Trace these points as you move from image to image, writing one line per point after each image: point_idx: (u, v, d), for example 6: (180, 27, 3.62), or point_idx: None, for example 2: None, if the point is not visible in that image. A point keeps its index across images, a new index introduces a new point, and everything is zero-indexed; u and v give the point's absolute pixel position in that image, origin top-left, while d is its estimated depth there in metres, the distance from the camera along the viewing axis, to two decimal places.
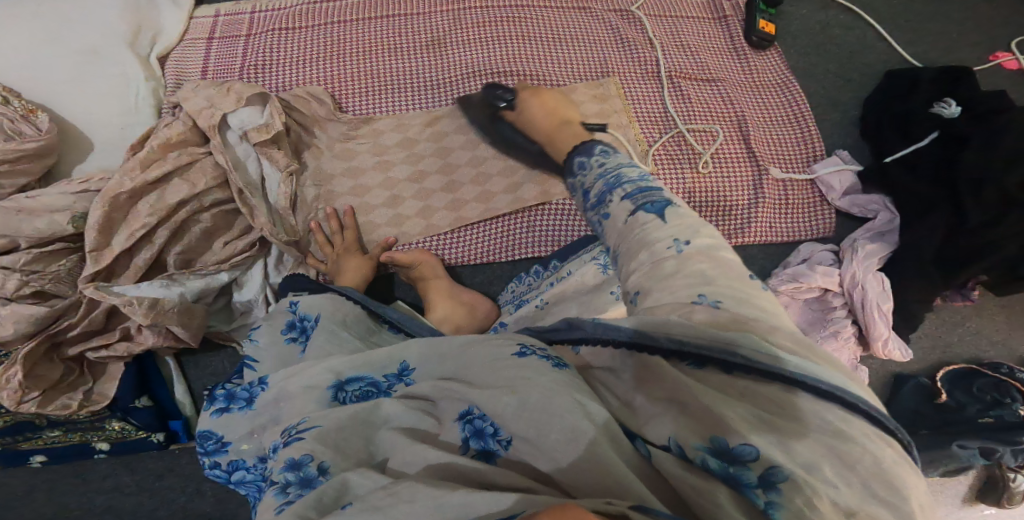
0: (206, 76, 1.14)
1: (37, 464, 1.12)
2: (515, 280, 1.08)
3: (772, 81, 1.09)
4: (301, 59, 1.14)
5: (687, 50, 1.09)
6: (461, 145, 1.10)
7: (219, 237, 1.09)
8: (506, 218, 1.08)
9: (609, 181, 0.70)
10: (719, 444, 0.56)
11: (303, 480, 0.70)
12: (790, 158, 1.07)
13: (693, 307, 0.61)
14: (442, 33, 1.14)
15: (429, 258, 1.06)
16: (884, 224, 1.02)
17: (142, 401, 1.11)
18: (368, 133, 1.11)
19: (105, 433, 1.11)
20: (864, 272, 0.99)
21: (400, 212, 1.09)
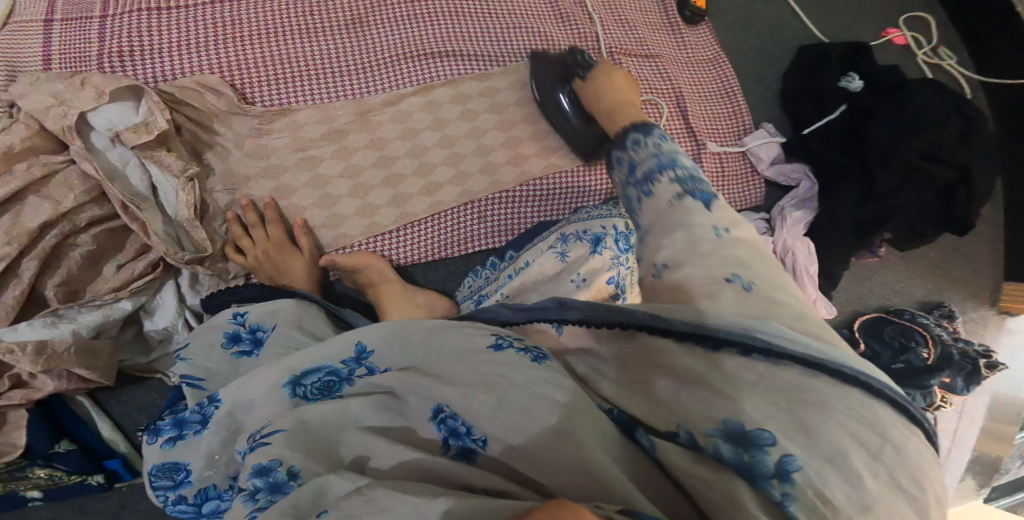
0: (50, 67, 0.92)
1: None
2: (471, 274, 1.07)
3: (704, 57, 1.16)
4: (182, 41, 0.94)
5: (625, 25, 1.11)
6: (399, 135, 1.02)
7: (108, 262, 0.94)
8: (457, 210, 1.05)
9: (660, 161, 0.71)
10: (734, 426, 0.56)
11: (272, 486, 0.70)
12: (722, 132, 1.13)
13: (725, 285, 0.62)
14: (362, 8, 1.02)
15: (377, 260, 1.00)
16: (806, 191, 1.12)
17: (62, 445, 1.00)
18: (288, 126, 0.98)
19: (31, 482, 1.01)
20: (794, 239, 1.09)
21: (337, 211, 1.00)
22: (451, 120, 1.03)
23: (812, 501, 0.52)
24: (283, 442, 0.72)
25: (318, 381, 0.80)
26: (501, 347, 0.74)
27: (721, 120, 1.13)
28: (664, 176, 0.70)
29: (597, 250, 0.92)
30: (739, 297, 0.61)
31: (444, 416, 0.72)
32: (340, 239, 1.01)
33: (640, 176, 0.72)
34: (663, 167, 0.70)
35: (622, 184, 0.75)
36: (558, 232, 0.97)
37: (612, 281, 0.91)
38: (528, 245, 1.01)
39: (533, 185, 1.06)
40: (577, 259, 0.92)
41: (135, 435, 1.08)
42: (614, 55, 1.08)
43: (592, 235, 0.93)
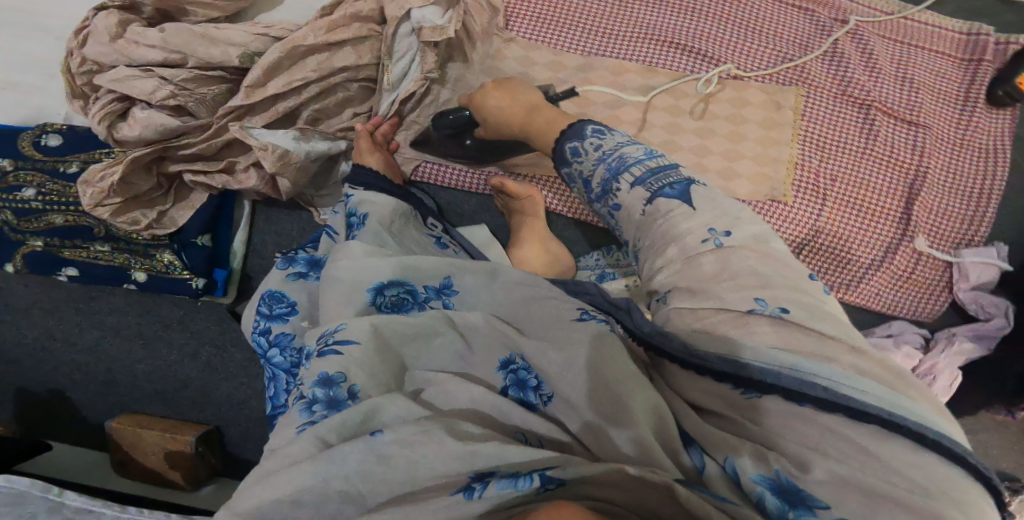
0: None
1: (66, 276, 1.11)
2: (603, 249, 1.08)
3: (979, 147, 1.04)
4: None
5: (904, 85, 1.03)
6: (605, 103, 1.06)
7: (351, 107, 1.09)
8: None
9: (610, 167, 0.74)
10: (784, 482, 0.54)
11: (330, 400, 0.68)
12: (945, 233, 1.04)
13: (750, 316, 0.60)
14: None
15: (536, 195, 1.04)
16: (992, 329, 1.02)
17: (203, 239, 1.09)
18: (520, 59, 1.07)
19: (149, 264, 1.09)
20: (946, 366, 1.01)
21: (519, 143, 1.08)
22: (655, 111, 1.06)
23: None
24: (357, 354, 0.70)
25: (395, 297, 0.78)
26: (586, 319, 0.68)
27: (950, 223, 1.04)
28: (625, 182, 0.72)
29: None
30: (770, 327, 0.59)
31: (517, 366, 0.70)
32: (506, 165, 1.08)
33: (601, 191, 0.75)
34: (619, 174, 0.73)
35: (586, 198, 0.79)
36: None
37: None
38: None
39: None
40: None
41: (250, 259, 1.15)
42: (867, 110, 1.04)
43: None
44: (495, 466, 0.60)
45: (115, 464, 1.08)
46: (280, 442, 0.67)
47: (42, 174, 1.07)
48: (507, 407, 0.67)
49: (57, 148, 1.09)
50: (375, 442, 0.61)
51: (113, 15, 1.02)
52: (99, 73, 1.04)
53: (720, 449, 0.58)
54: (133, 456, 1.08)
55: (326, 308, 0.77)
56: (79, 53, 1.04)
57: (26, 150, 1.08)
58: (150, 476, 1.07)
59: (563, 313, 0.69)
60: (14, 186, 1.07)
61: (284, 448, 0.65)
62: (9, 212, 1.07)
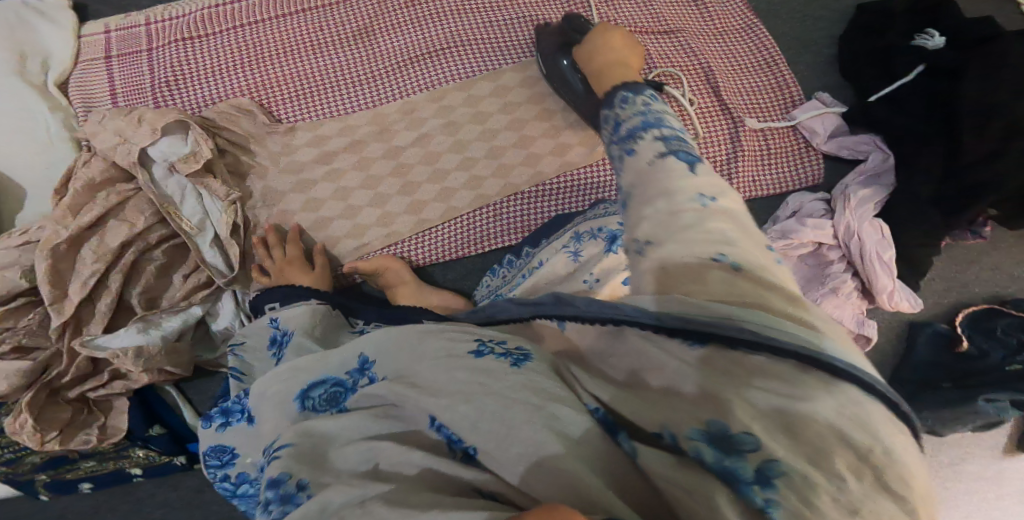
0: (117, 102, 1.05)
1: (86, 489, 1.22)
2: (488, 273, 1.04)
3: (735, 25, 1.11)
4: (218, 71, 1.06)
5: (641, 4, 1.09)
6: (411, 143, 1.05)
7: (177, 271, 1.08)
8: (472, 215, 1.04)
9: (644, 118, 0.72)
10: (718, 429, 0.53)
11: (281, 496, 0.60)
12: (765, 108, 1.08)
13: (712, 265, 0.59)
14: (364, 22, 1.08)
15: (394, 262, 1.00)
16: (877, 165, 1.03)
17: (155, 429, 1.17)
18: (312, 141, 1.05)
19: (133, 460, 1.19)
20: (859, 219, 0.99)
21: (359, 221, 1.04)
22: (462, 125, 1.05)
23: (796, 508, 0.49)
24: (293, 454, 0.63)
25: (326, 393, 0.73)
26: (483, 353, 0.66)
27: (761, 95, 1.07)
28: (650, 136, 0.70)
29: (612, 248, 0.90)
30: (728, 277, 0.58)
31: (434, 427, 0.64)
32: (361, 247, 1.03)
33: (623, 134, 0.72)
34: (650, 127, 0.71)
35: (609, 148, 0.76)
36: (572, 230, 0.96)
37: (629, 281, 0.88)
38: (544, 242, 0.98)
39: (547, 185, 1.04)
40: (591, 259, 0.91)
41: None
42: (631, 36, 1.06)
43: (609, 233, 0.92)
44: None
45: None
46: None
47: None
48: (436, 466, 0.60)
49: None
50: None
51: None
52: None
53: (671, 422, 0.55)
54: None
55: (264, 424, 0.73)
56: None
57: None
58: None
59: (455, 364, 0.65)
60: None
61: None
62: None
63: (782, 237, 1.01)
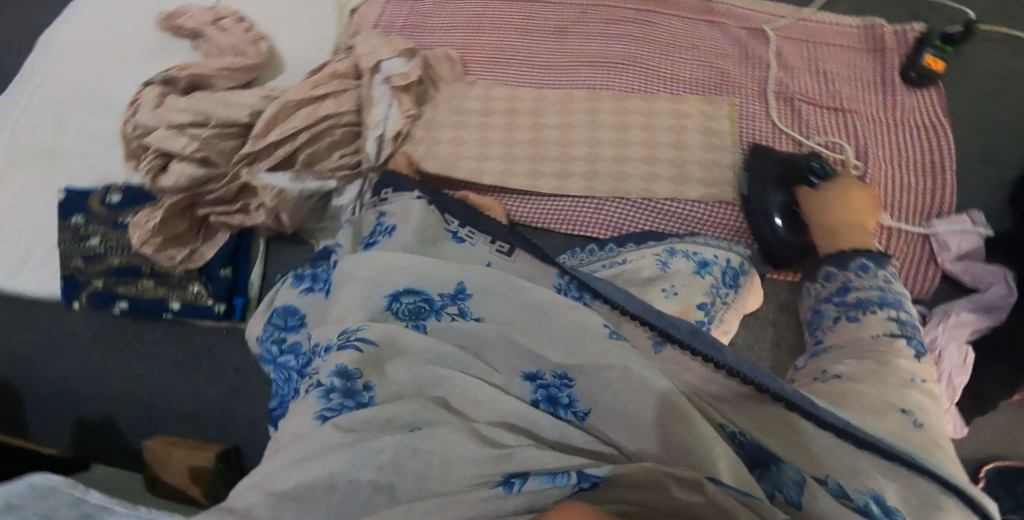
0: (376, 28, 1.35)
1: (118, 310, 1.32)
2: (570, 251, 1.15)
3: (918, 121, 1.11)
4: (449, 24, 1.31)
5: (825, 79, 1.15)
6: (557, 125, 1.18)
7: (339, 149, 1.22)
8: (577, 201, 1.16)
9: (882, 297, 0.90)
10: (876, 497, 0.68)
11: (346, 390, 0.76)
12: (908, 210, 1.08)
13: (899, 412, 0.76)
14: (566, 23, 1.26)
15: (498, 207, 1.15)
16: (996, 298, 1.02)
17: (222, 272, 1.28)
18: (480, 95, 1.24)
19: (181, 294, 1.28)
20: (946, 340, 1.02)
21: (483, 168, 1.20)
22: (602, 127, 1.17)
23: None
24: (372, 354, 0.78)
25: (413, 307, 0.84)
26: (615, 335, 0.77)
27: (908, 196, 1.08)
28: (881, 311, 0.89)
29: (700, 272, 1.02)
30: (906, 424, 0.75)
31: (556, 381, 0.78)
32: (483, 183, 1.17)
33: (850, 301, 0.92)
34: (884, 304, 0.89)
35: (820, 297, 0.98)
36: (668, 245, 1.07)
37: (702, 306, 0.99)
38: (631, 245, 1.09)
39: (656, 203, 1.13)
40: (677, 271, 1.02)
41: (264, 290, 1.33)
42: (796, 101, 1.14)
43: (701, 259, 1.04)
44: (530, 468, 0.71)
45: (147, 481, 1.34)
46: (296, 427, 0.76)
47: (104, 226, 1.30)
48: (534, 414, 0.76)
49: (116, 202, 1.31)
50: (411, 439, 0.71)
51: (157, 89, 1.22)
52: (147, 135, 1.21)
53: (788, 470, 0.68)
54: (164, 476, 1.33)
55: (344, 308, 0.84)
56: (136, 122, 1.23)
57: (92, 206, 1.31)
58: (181, 493, 1.31)
59: (569, 319, 0.78)
60: (83, 236, 1.30)
61: (287, 455, 0.74)
62: (78, 259, 1.31)
63: None
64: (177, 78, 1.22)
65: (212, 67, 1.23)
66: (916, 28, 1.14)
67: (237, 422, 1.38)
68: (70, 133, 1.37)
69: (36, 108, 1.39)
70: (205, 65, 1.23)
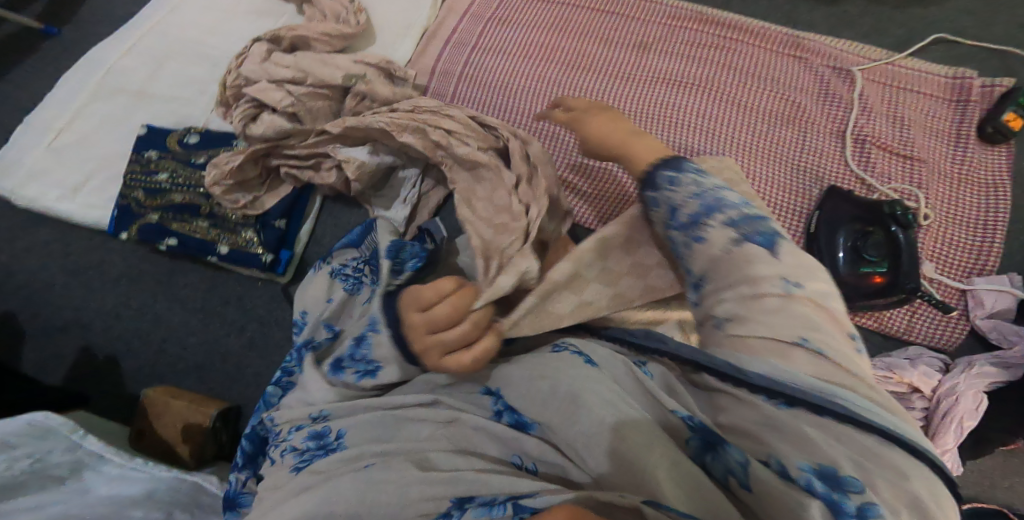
0: (466, 13, 1.39)
1: (166, 247, 1.34)
2: None
3: (979, 179, 1.16)
4: (534, 21, 1.35)
5: (900, 122, 1.18)
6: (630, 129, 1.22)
7: None
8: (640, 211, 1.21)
9: (705, 202, 0.80)
10: (827, 471, 0.67)
11: (320, 446, 0.89)
12: (952, 264, 1.14)
13: (795, 346, 0.72)
14: (647, 39, 1.30)
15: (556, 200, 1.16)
16: (1016, 356, 1.05)
17: (278, 223, 1.33)
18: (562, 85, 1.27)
19: (232, 238, 1.31)
20: (966, 385, 1.04)
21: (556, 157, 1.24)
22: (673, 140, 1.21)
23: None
24: (354, 422, 0.89)
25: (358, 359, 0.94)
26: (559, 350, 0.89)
27: (957, 251, 1.14)
28: (715, 220, 0.79)
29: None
30: (813, 359, 0.71)
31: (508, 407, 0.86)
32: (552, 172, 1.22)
33: (685, 221, 0.81)
34: (711, 211, 0.79)
35: (664, 225, 0.84)
36: None
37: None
38: None
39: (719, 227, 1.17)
40: None
41: (311, 248, 1.39)
42: (863, 144, 1.18)
43: None
44: (474, 494, 0.77)
45: (133, 434, 1.27)
46: (278, 485, 0.87)
47: (175, 164, 1.36)
48: (507, 436, 0.84)
49: (193, 144, 1.39)
50: (367, 473, 0.81)
51: (264, 45, 1.33)
52: (246, 87, 1.32)
53: (766, 450, 0.71)
54: (154, 426, 1.26)
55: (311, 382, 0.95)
56: (240, 71, 1.33)
57: (170, 145, 1.39)
58: (168, 447, 1.24)
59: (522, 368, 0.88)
60: (152, 170, 1.36)
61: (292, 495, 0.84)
62: (140, 192, 1.35)
63: (886, 368, 1.08)
64: (286, 38, 1.33)
65: (317, 32, 1.32)
66: (1003, 86, 1.19)
67: (247, 380, 1.37)
68: (167, 80, 1.48)
69: (138, 54, 1.50)
70: (310, 29, 1.33)
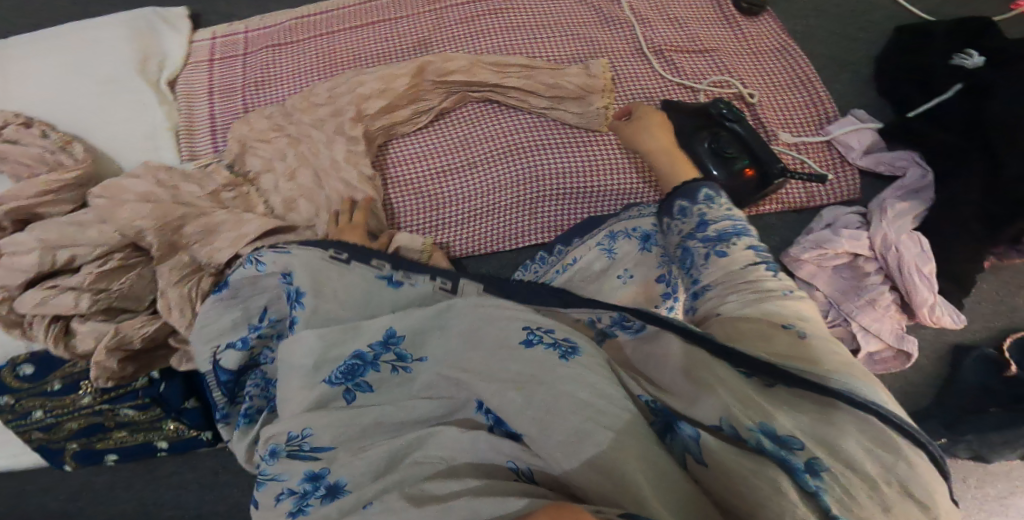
0: (212, 98, 1.10)
1: (110, 462, 1.22)
2: (520, 268, 1.08)
3: (768, 47, 1.13)
4: (290, 74, 1.10)
5: (678, 23, 1.14)
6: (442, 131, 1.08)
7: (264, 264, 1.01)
8: (513, 213, 1.09)
9: (735, 227, 0.82)
10: (768, 430, 0.65)
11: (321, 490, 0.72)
12: (798, 123, 1.09)
13: (781, 330, 0.72)
14: (425, 32, 1.12)
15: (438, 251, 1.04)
16: (916, 181, 1.04)
17: (190, 403, 1.18)
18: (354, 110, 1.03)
19: (162, 432, 1.20)
20: (896, 233, 1.00)
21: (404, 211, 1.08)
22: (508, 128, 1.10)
23: (839, 495, 0.61)
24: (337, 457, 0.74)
25: (302, 491, 0.72)
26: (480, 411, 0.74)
27: (797, 110, 1.09)
28: (737, 242, 0.80)
29: (644, 247, 1.00)
30: (792, 342, 0.71)
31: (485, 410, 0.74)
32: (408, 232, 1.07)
33: (712, 237, 0.82)
34: (739, 234, 0.81)
35: (687, 233, 0.85)
36: (607, 230, 1.03)
37: (662, 279, 0.97)
38: (577, 241, 1.05)
39: (584, 186, 1.09)
40: (625, 255, 1.00)
41: None
42: (661, 52, 1.11)
43: (642, 232, 1.01)
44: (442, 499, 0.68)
45: None
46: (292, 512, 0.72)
47: (40, 398, 1.16)
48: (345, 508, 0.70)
49: (34, 372, 1.17)
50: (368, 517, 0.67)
51: None
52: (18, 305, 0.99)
53: (702, 415, 0.67)
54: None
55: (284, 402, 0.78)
56: None
57: (11, 384, 1.16)
58: None
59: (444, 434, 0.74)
60: (24, 412, 1.16)
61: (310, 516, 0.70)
62: (34, 434, 1.18)
63: (815, 247, 1.03)
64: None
65: (31, 196, 0.95)
66: None
67: None
68: None
69: None
70: (21, 196, 0.95)
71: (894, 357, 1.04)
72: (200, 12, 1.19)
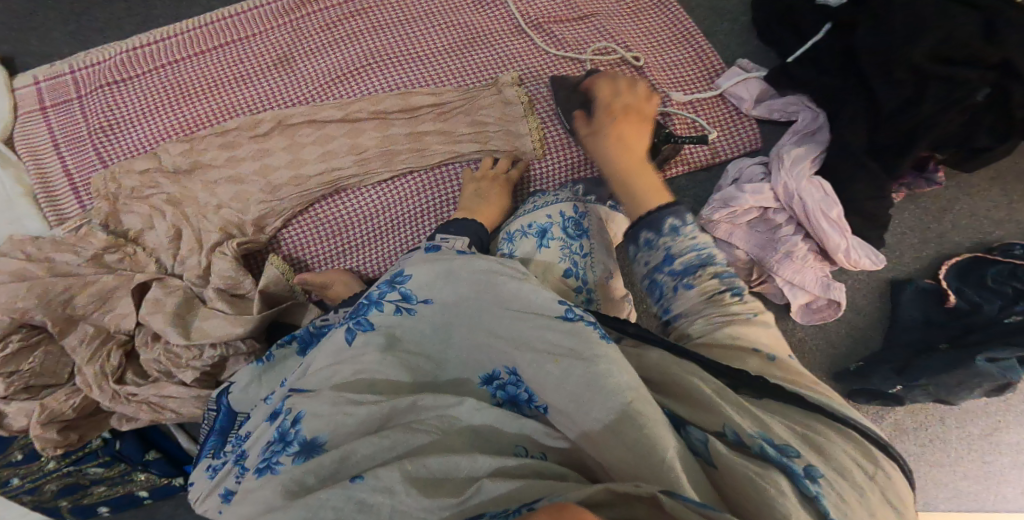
0: (61, 151, 1.02)
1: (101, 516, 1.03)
2: None
3: (644, 5, 1.09)
4: (146, 113, 1.03)
5: None
6: (312, 141, 1.00)
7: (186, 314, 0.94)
8: (412, 226, 1.01)
9: (701, 256, 0.69)
10: (767, 442, 0.58)
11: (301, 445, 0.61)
12: (690, 79, 1.05)
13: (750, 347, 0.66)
14: (288, 47, 1.06)
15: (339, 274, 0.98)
16: (809, 124, 0.99)
17: (151, 455, 1.01)
18: (222, 145, 0.99)
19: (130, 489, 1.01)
20: (796, 180, 0.95)
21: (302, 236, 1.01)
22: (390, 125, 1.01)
23: (835, 502, 0.55)
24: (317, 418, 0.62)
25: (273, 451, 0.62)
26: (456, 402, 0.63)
27: (686, 66, 1.05)
28: (704, 271, 0.69)
29: (545, 243, 0.87)
30: (765, 358, 0.65)
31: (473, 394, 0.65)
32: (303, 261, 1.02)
33: (679, 269, 0.69)
34: (704, 263, 0.69)
35: (653, 267, 0.70)
36: (504, 231, 0.92)
37: (570, 273, 0.85)
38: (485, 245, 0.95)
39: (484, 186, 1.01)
40: (526, 255, 0.87)
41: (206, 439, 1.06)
42: (541, 25, 1.07)
43: (538, 227, 0.88)
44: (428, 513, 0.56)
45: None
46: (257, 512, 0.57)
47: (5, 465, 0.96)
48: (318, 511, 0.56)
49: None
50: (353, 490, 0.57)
51: None
52: None
53: (712, 423, 0.60)
54: None
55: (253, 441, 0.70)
56: None
57: None
58: None
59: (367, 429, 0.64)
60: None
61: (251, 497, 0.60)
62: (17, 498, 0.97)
63: (723, 207, 0.97)
64: None
65: None
66: None
67: None
68: None
69: None
70: None
71: (828, 306, 0.99)
72: (15, 54, 1.09)
